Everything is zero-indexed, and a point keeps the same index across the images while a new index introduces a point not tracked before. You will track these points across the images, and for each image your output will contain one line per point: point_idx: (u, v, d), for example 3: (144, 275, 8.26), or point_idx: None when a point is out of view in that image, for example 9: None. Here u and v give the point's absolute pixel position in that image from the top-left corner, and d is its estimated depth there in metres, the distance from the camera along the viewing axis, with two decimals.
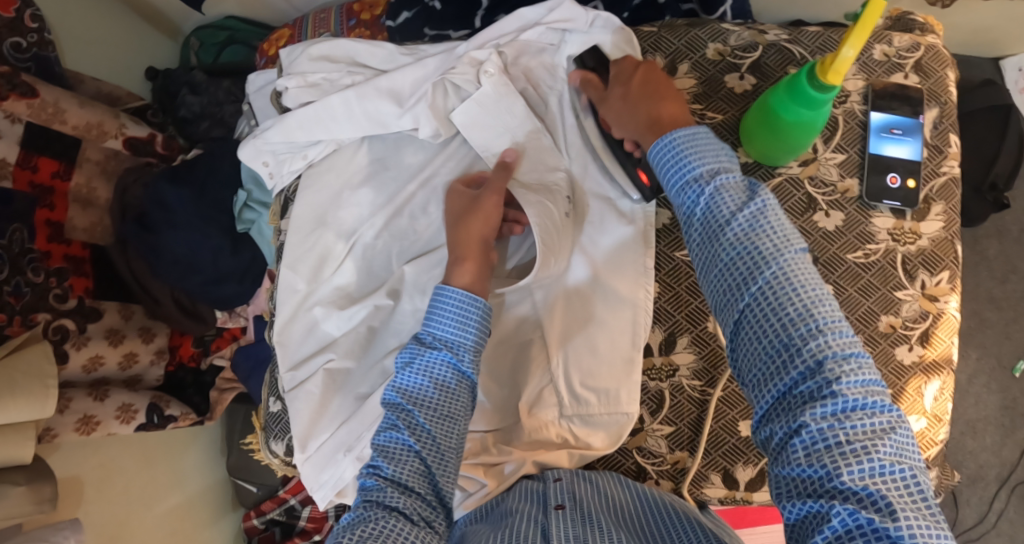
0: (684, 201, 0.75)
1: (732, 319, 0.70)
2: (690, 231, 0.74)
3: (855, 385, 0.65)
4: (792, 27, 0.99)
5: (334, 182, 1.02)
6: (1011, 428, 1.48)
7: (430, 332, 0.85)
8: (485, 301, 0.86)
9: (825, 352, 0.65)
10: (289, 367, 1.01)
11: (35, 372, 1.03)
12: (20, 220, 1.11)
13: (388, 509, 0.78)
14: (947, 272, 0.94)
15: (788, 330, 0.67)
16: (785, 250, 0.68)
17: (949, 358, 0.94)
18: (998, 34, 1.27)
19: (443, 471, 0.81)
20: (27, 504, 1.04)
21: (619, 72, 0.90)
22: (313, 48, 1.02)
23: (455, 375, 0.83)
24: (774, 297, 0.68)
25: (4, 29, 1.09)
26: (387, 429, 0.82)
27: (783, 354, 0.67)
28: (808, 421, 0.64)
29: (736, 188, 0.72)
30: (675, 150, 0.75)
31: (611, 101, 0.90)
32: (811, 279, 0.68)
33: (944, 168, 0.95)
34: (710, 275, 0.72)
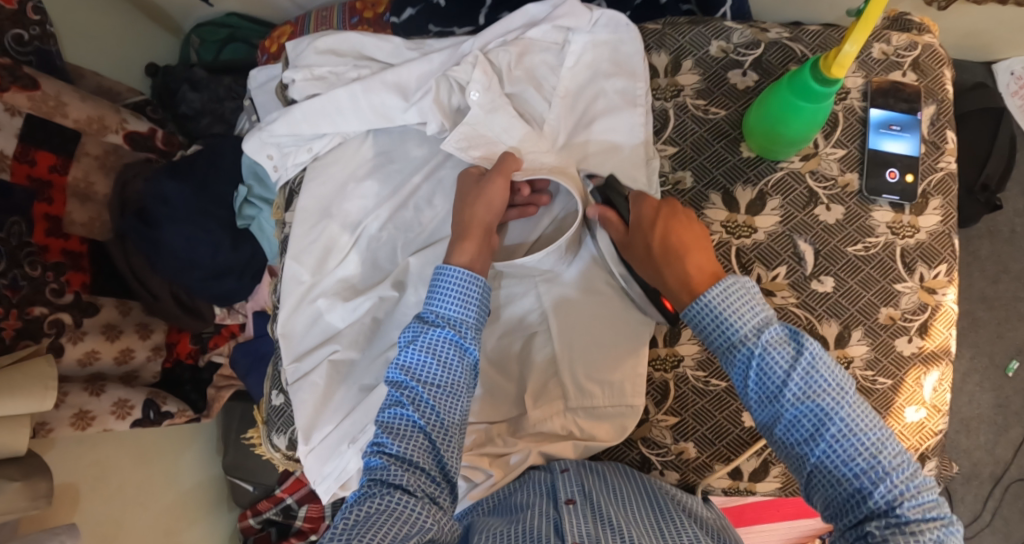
0: (733, 363, 0.78)
1: (802, 468, 0.76)
2: (744, 389, 0.78)
3: (915, 506, 0.71)
4: (793, 26, 1.01)
5: (339, 174, 1.03)
6: (1005, 427, 1.51)
7: (433, 310, 0.86)
8: (485, 283, 0.87)
9: (890, 491, 0.72)
10: (293, 359, 1.00)
11: (35, 373, 1.03)
12: (18, 214, 1.11)
13: (394, 487, 0.79)
14: (945, 265, 0.96)
15: (855, 478, 0.73)
16: (838, 400, 0.74)
17: (948, 349, 0.96)
18: (989, 37, 1.30)
19: (448, 447, 0.82)
20: (22, 500, 1.02)
21: (641, 218, 0.87)
22: (320, 41, 1.03)
23: (459, 354, 0.84)
24: (837, 451, 0.73)
25: (7, 21, 1.09)
26: (391, 408, 0.83)
27: (852, 496, 0.73)
28: (875, 539, 0.71)
29: (782, 343, 0.76)
30: (716, 314, 0.79)
31: (633, 248, 0.88)
32: (866, 421, 0.74)
33: (941, 164, 0.97)
34: (773, 428, 0.77)
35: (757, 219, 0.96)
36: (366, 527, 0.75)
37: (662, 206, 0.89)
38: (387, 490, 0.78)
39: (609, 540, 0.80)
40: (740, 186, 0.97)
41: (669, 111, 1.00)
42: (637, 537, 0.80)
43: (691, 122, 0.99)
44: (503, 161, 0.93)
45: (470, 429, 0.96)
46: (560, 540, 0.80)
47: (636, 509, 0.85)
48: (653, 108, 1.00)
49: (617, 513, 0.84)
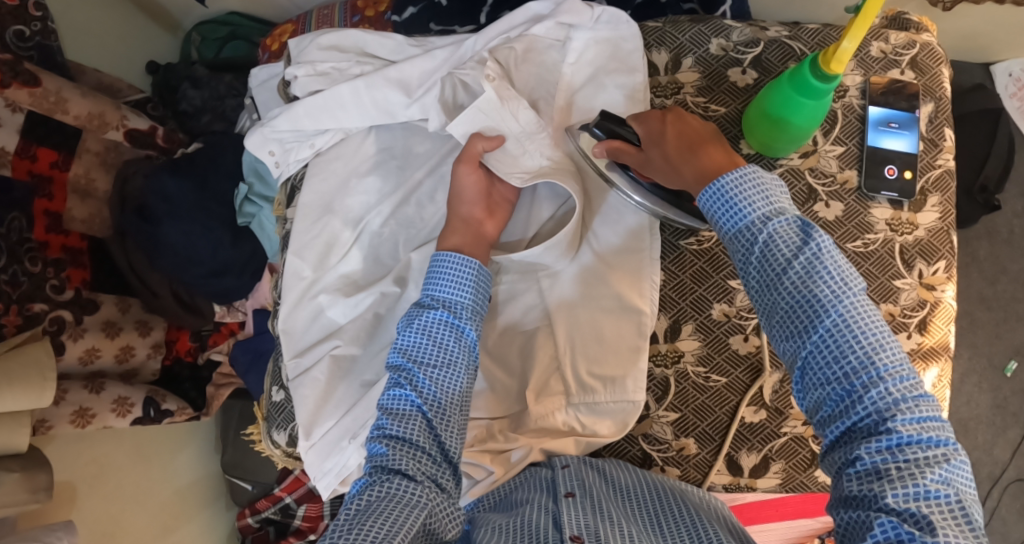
0: (739, 247, 0.75)
1: (793, 361, 0.71)
2: (747, 276, 0.74)
3: (911, 422, 0.66)
4: (792, 25, 1.02)
5: (341, 170, 1.03)
6: (1003, 427, 1.52)
7: (430, 293, 0.87)
8: (487, 271, 0.88)
9: (886, 398, 0.66)
10: (294, 355, 1.01)
11: (31, 360, 1.02)
12: (19, 209, 1.11)
13: (393, 471, 0.79)
14: (943, 262, 0.96)
15: (848, 377, 0.68)
16: (844, 295, 0.69)
17: (946, 345, 0.97)
18: (986, 39, 1.32)
19: (448, 428, 0.82)
20: (22, 494, 1.02)
21: (649, 132, 0.87)
22: (322, 38, 1.04)
23: (456, 335, 0.84)
24: (837, 342, 0.68)
25: (8, 17, 1.09)
26: (391, 392, 0.84)
27: (846, 398, 0.68)
28: (862, 454, 0.66)
29: (791, 232, 0.72)
30: (728, 195, 0.75)
31: (652, 161, 0.86)
32: (873, 323, 0.68)
33: (940, 162, 0.98)
34: (770, 318, 0.73)
35: None
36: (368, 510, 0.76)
37: (671, 117, 0.87)
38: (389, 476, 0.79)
39: (610, 532, 0.80)
40: None
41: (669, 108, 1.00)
42: (637, 533, 0.81)
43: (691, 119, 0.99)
44: (471, 144, 0.94)
45: (472, 425, 0.96)
46: (561, 532, 0.81)
47: (639, 502, 0.86)
48: (653, 104, 1.00)
49: (617, 509, 0.85)
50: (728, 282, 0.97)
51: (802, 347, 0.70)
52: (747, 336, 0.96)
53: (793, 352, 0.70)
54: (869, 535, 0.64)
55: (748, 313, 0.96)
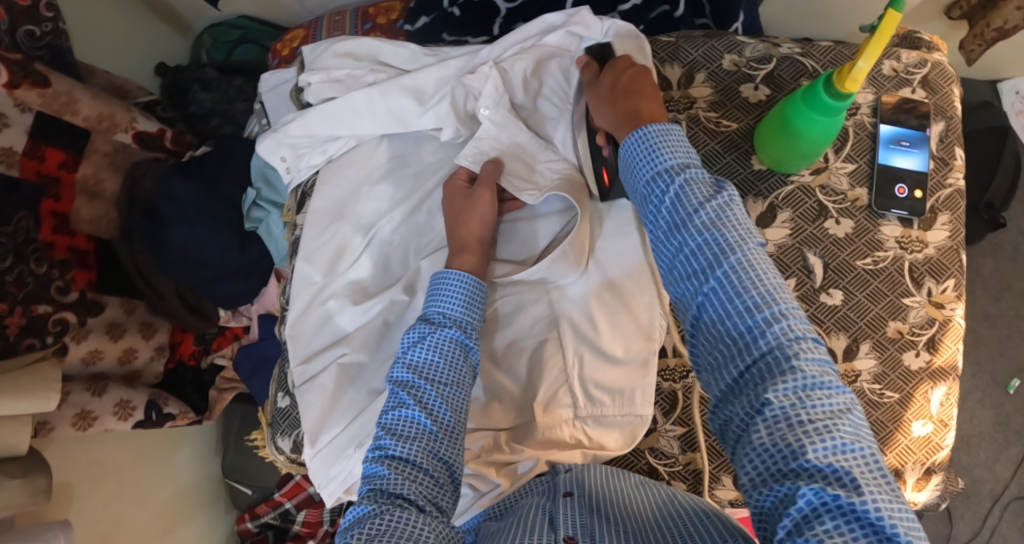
0: (651, 194, 0.77)
1: (695, 305, 0.73)
2: (656, 223, 0.77)
3: (809, 359, 0.67)
4: (804, 42, 1.02)
5: (353, 177, 1.03)
6: (1005, 444, 1.52)
7: (436, 311, 0.88)
8: (485, 284, 0.90)
9: (787, 337, 0.68)
10: (301, 361, 1.00)
11: (39, 375, 1.04)
12: (25, 209, 1.09)
13: (398, 494, 0.77)
14: (952, 280, 0.97)
15: (749, 314, 0.69)
16: (747, 241, 0.72)
17: (954, 364, 0.97)
18: (994, 56, 1.38)
19: (452, 448, 0.81)
20: (21, 495, 1.02)
21: (615, 63, 0.90)
22: (338, 45, 1.04)
23: (462, 351, 0.85)
24: (738, 281, 0.70)
25: (20, 16, 1.09)
26: (393, 412, 0.82)
27: (744, 338, 0.69)
28: (772, 398, 0.66)
29: (703, 183, 0.75)
30: (649, 142, 0.78)
31: (600, 88, 0.90)
32: (768, 269, 0.71)
33: (950, 180, 0.98)
34: (674, 263, 0.75)
35: (768, 231, 0.96)
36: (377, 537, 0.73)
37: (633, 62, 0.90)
38: (393, 499, 0.77)
39: (603, 529, 0.80)
40: (752, 198, 0.96)
41: (682, 123, 0.99)
42: (635, 536, 0.79)
43: (703, 135, 0.99)
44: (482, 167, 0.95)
45: (478, 436, 0.95)
46: (554, 531, 0.81)
47: (627, 499, 0.86)
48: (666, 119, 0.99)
49: (607, 501, 0.85)
50: None
51: (706, 285, 0.72)
52: None
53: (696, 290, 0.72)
54: (791, 508, 0.62)
55: None
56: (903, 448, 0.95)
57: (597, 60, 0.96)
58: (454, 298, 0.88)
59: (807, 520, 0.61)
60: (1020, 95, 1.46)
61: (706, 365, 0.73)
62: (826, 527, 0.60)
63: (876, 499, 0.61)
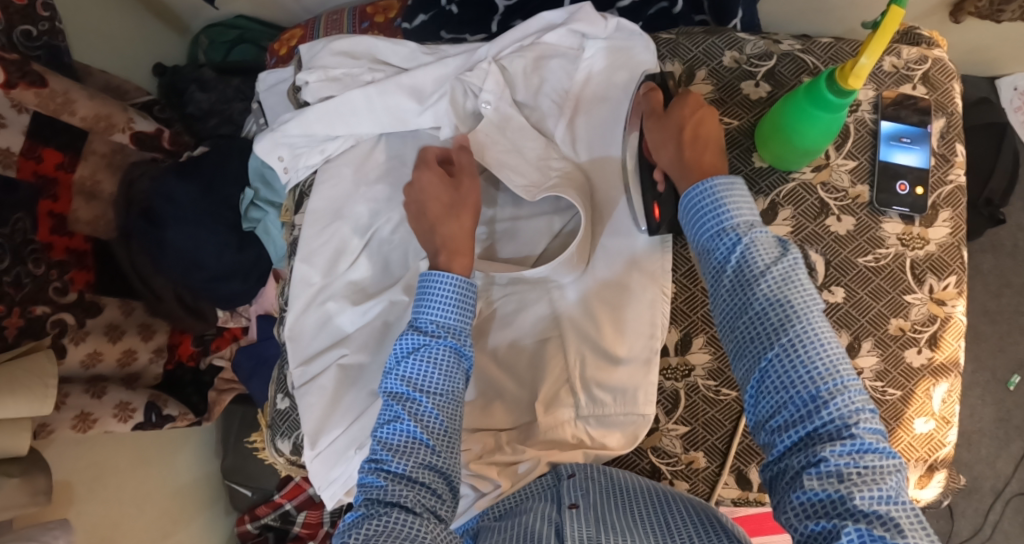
0: (717, 252, 0.76)
1: (757, 366, 0.72)
2: (719, 280, 0.76)
3: (868, 426, 0.67)
4: (804, 38, 1.02)
5: (351, 177, 1.02)
6: (1006, 440, 1.56)
7: (424, 320, 0.85)
8: (475, 286, 0.87)
9: (848, 408, 0.68)
10: (300, 362, 1.00)
11: (35, 371, 1.02)
12: (23, 210, 1.10)
13: (396, 502, 0.77)
14: (954, 277, 0.96)
15: (812, 383, 0.69)
16: (816, 307, 0.71)
17: (956, 360, 0.97)
18: (992, 53, 1.40)
19: (448, 456, 0.81)
20: (22, 495, 1.02)
21: (685, 99, 0.88)
22: (335, 43, 1.03)
23: (455, 356, 0.84)
24: (805, 349, 0.69)
25: (17, 16, 1.08)
26: (389, 425, 0.81)
27: (806, 405, 0.68)
28: (829, 457, 0.66)
29: (768, 244, 0.74)
30: (712, 199, 0.77)
31: (665, 125, 0.88)
32: (833, 336, 0.70)
33: (951, 177, 0.98)
34: (737, 322, 0.74)
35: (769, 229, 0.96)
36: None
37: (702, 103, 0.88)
38: (394, 507, 0.77)
39: None
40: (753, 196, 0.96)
41: None
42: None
43: None
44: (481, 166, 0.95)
45: (476, 437, 0.95)
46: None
47: (642, 517, 0.84)
48: None
49: (619, 520, 0.84)
50: None
51: (772, 349, 0.70)
52: None
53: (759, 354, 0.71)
54: None
55: None
56: (905, 445, 0.96)
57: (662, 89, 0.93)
58: (441, 304, 0.85)
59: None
60: (1018, 91, 1.48)
61: (761, 422, 0.72)
62: None
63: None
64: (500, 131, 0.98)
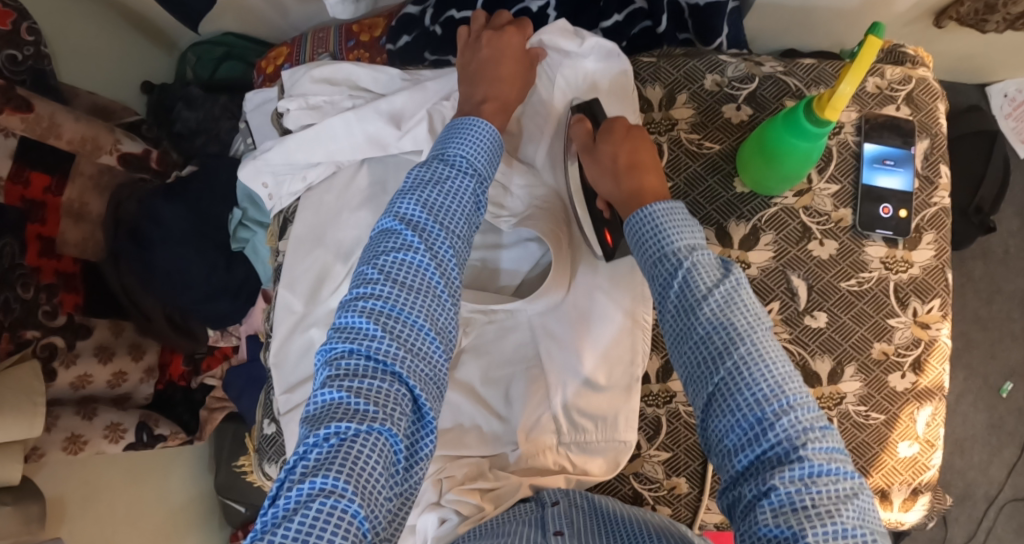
0: (660, 277, 0.76)
1: (704, 389, 0.71)
2: (664, 306, 0.75)
3: (818, 449, 0.65)
4: (787, 60, 1.01)
5: (333, 204, 1.03)
6: (998, 446, 1.56)
7: (459, 154, 0.82)
8: (503, 141, 0.86)
9: (796, 429, 0.66)
10: (284, 389, 1.00)
11: (23, 388, 1.04)
12: (11, 234, 1.11)
13: (394, 365, 0.71)
14: (938, 300, 0.96)
15: (758, 406, 0.67)
16: (759, 327, 0.70)
17: (941, 385, 0.96)
18: (980, 61, 1.39)
19: (454, 307, 0.77)
20: (15, 525, 1.04)
21: (612, 129, 0.89)
22: (315, 70, 1.02)
23: (476, 198, 0.81)
24: (748, 370, 0.68)
25: (0, 41, 1.09)
26: (400, 255, 0.75)
27: (754, 428, 0.67)
28: (777, 484, 0.64)
29: (711, 266, 0.74)
30: (654, 224, 0.77)
31: (600, 158, 0.89)
32: (778, 356, 0.69)
33: (935, 199, 0.97)
34: (683, 345, 0.73)
35: (751, 254, 0.95)
36: (366, 438, 0.68)
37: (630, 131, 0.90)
38: (392, 337, 0.72)
39: None
40: (734, 221, 0.96)
41: (663, 145, 0.98)
42: None
43: (684, 157, 0.98)
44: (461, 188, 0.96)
45: (462, 463, 0.94)
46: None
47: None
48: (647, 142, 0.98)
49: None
50: None
51: (716, 374, 0.69)
52: None
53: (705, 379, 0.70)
54: None
55: None
56: (888, 469, 0.95)
57: (591, 119, 0.94)
58: (473, 142, 0.83)
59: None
60: (1008, 98, 1.47)
61: (714, 448, 0.70)
62: None
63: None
64: None
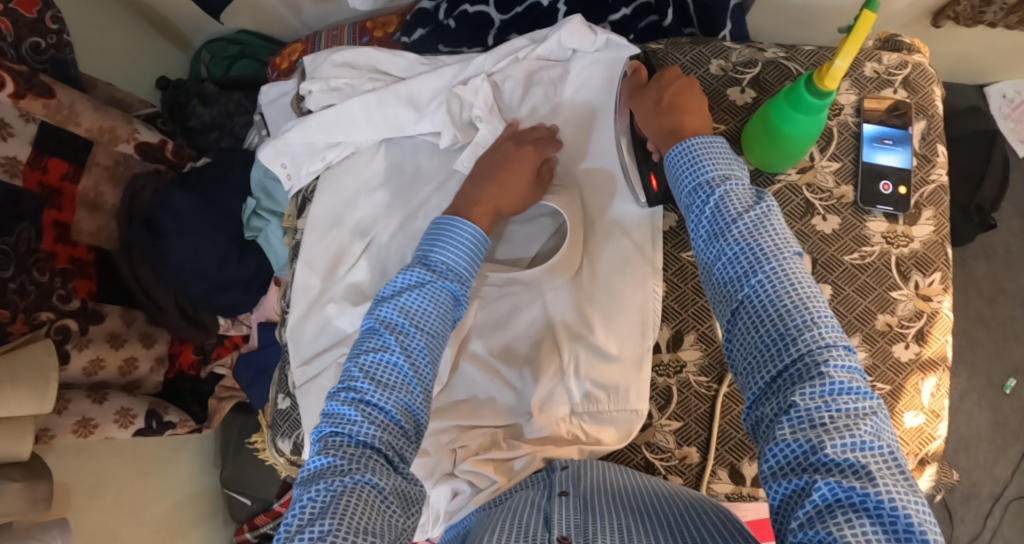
0: (695, 204, 0.80)
1: (731, 307, 0.74)
2: (698, 230, 0.79)
3: (838, 364, 0.67)
4: (788, 46, 1.05)
5: (351, 185, 1.05)
6: (1003, 445, 1.57)
7: (438, 259, 0.86)
8: (490, 241, 0.89)
9: (819, 343, 0.68)
10: (300, 363, 1.02)
11: (36, 364, 1.05)
12: (27, 220, 1.12)
13: (365, 445, 0.75)
14: (938, 273, 0.99)
15: (782, 321, 0.70)
16: (785, 250, 0.73)
17: (944, 356, 0.99)
18: (981, 63, 1.45)
19: (426, 408, 0.79)
20: (22, 503, 1.04)
21: (661, 76, 0.93)
22: (336, 55, 1.06)
23: (451, 304, 0.84)
24: (772, 291, 0.72)
25: (26, 29, 1.11)
26: (375, 351, 0.79)
27: (777, 343, 0.70)
28: (798, 400, 0.66)
29: (743, 195, 0.78)
30: (692, 155, 0.81)
31: (645, 100, 0.93)
32: (806, 279, 0.72)
33: (933, 177, 1.00)
34: (713, 270, 0.77)
35: None
36: (336, 498, 0.70)
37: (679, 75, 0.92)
38: (367, 421, 0.75)
39: (599, 528, 0.79)
40: None
41: None
42: (632, 525, 0.79)
43: None
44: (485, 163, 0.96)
45: (476, 434, 0.97)
46: (549, 531, 0.79)
47: (634, 506, 0.83)
48: None
49: (610, 507, 0.83)
50: None
51: (741, 293, 0.73)
52: None
53: (732, 296, 0.74)
54: (808, 500, 0.63)
55: None
56: (895, 439, 0.97)
57: (647, 68, 0.98)
58: (456, 247, 0.87)
59: (823, 513, 0.62)
60: (1006, 99, 1.53)
61: (739, 368, 0.73)
62: (839, 518, 0.61)
63: (891, 494, 0.61)
64: None
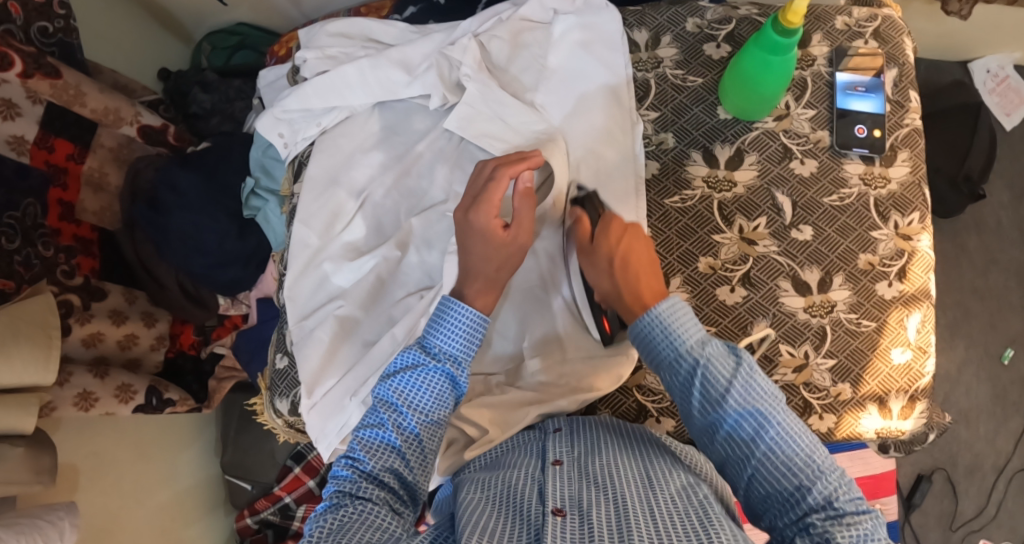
0: (678, 376, 0.81)
1: (742, 471, 0.78)
2: (688, 400, 0.81)
3: (847, 498, 0.74)
4: (762, 5, 1.08)
5: (347, 147, 1.09)
6: (1004, 417, 1.56)
7: (435, 343, 0.87)
8: (488, 323, 0.88)
9: (826, 484, 0.74)
10: (299, 319, 1.06)
11: (39, 321, 1.05)
12: (34, 196, 1.15)
13: (360, 501, 0.82)
14: (917, 213, 1.01)
15: (793, 476, 0.75)
16: (778, 408, 0.77)
17: (927, 292, 1.01)
18: (962, 38, 1.50)
19: (418, 473, 0.85)
20: (25, 472, 1.03)
21: (608, 230, 0.91)
22: (330, 25, 1.12)
23: (451, 389, 0.87)
24: (778, 450, 0.76)
25: (35, 13, 1.15)
26: (372, 427, 0.86)
27: (793, 496, 0.75)
28: (817, 525, 0.73)
29: (722, 357, 0.79)
30: (663, 329, 0.81)
31: (596, 256, 0.91)
32: (799, 428, 0.77)
33: (907, 121, 1.03)
34: (715, 438, 0.79)
35: (736, 174, 1.02)
36: (333, 533, 0.79)
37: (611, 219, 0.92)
38: (363, 486, 0.83)
39: (593, 503, 0.81)
40: (719, 145, 1.03)
41: (651, 81, 1.06)
42: (624, 490, 0.82)
43: (671, 90, 1.06)
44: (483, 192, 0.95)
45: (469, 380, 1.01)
46: (544, 504, 0.81)
47: (632, 465, 0.86)
48: (636, 78, 1.07)
49: (603, 471, 0.85)
50: (712, 237, 1.01)
51: (752, 460, 0.76)
52: (733, 287, 1.00)
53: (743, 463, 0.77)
54: None
55: (732, 265, 1.00)
56: (884, 376, 0.99)
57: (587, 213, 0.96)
58: (454, 331, 0.87)
59: None
60: (991, 73, 1.57)
61: (760, 518, 0.78)
62: None
63: None
64: (488, 108, 1.04)
